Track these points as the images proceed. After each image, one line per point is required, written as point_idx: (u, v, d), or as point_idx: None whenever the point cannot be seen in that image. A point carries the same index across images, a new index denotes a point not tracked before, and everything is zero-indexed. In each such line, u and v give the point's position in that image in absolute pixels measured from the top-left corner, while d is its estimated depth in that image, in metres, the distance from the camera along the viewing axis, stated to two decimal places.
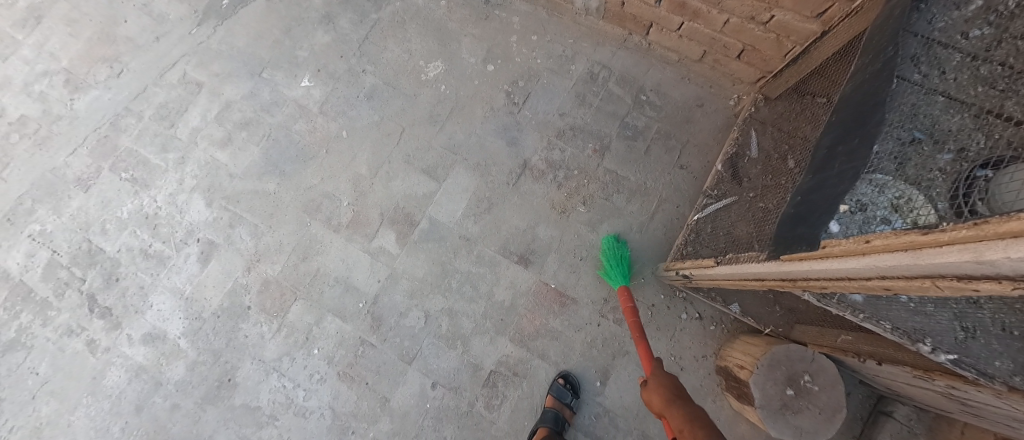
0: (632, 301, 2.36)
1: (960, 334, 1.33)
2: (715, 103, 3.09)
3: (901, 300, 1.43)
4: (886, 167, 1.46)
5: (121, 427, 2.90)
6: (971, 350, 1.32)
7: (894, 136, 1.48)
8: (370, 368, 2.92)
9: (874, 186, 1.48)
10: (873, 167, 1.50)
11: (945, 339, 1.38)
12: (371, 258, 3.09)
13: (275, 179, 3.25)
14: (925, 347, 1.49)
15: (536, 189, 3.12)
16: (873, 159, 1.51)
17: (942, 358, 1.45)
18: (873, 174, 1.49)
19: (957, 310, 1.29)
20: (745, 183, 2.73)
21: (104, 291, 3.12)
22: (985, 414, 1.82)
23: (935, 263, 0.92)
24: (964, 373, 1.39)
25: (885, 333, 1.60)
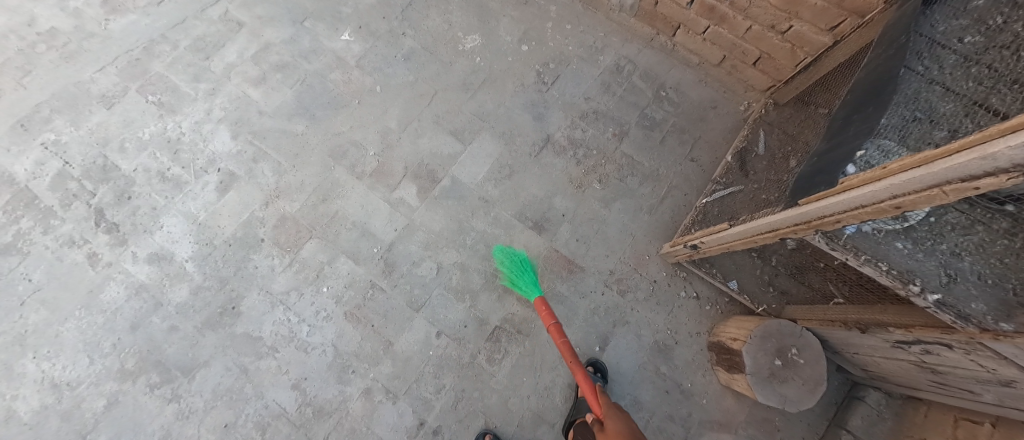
0: (554, 317, 2.16)
1: (944, 278, 1.52)
2: (727, 106, 3.38)
3: (899, 247, 1.62)
4: (892, 136, 1.71)
5: (113, 343, 2.84)
6: (953, 292, 1.51)
7: (900, 113, 1.71)
8: (378, 312, 2.97)
9: (880, 150, 1.73)
10: (880, 136, 1.75)
11: (931, 281, 1.53)
12: (390, 208, 3.17)
13: (303, 122, 3.31)
14: (914, 289, 1.55)
15: (556, 163, 3.30)
16: (880, 130, 1.76)
17: (927, 301, 1.53)
18: (880, 141, 1.74)
19: (944, 258, 1.53)
20: (751, 175, 3.01)
21: (114, 207, 3.09)
22: (950, 384, 2.08)
23: (944, 170, 1.15)
24: (945, 314, 1.50)
25: (879, 275, 1.62)
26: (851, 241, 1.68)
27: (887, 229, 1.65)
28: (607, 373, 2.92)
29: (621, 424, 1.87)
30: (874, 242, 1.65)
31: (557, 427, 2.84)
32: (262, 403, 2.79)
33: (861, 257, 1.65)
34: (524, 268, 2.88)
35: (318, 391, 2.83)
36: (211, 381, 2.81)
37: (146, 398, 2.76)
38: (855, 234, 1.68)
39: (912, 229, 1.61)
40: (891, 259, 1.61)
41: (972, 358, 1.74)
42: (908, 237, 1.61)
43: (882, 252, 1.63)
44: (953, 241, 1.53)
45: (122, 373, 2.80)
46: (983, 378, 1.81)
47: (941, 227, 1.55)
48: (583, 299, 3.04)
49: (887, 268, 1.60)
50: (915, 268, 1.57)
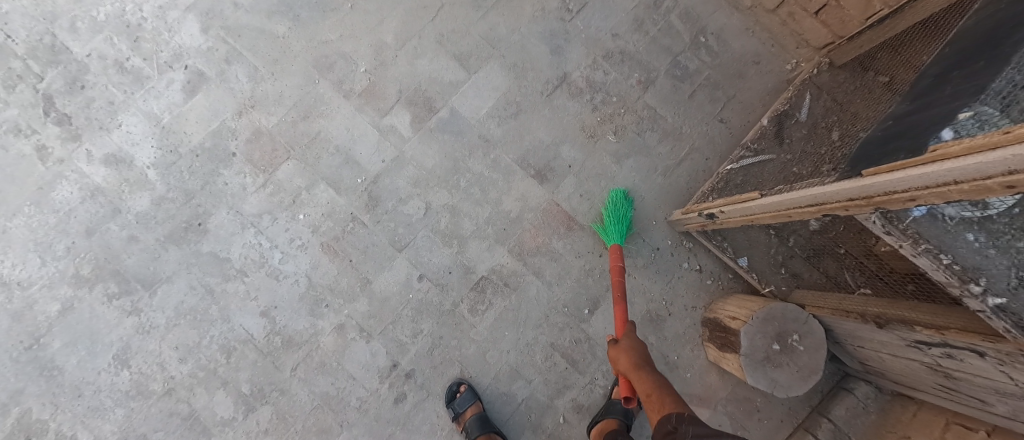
0: (622, 262, 2.32)
1: (1013, 281, 1.34)
2: (771, 63, 3.01)
3: (970, 239, 1.39)
4: (994, 104, 1.36)
5: (67, 247, 2.62)
6: (1020, 298, 1.35)
7: (1011, 76, 1.36)
8: (357, 247, 2.75)
9: (974, 120, 1.38)
10: (981, 102, 1.40)
11: (998, 283, 1.35)
12: (379, 135, 2.83)
13: (286, 23, 2.86)
14: (974, 289, 1.37)
15: (570, 106, 2.94)
16: (982, 96, 1.41)
17: (984, 304, 1.38)
18: (978, 110, 1.39)
19: (1019, 258, 1.32)
20: (785, 144, 2.69)
21: (65, 96, 2.72)
22: (961, 389, 1.94)
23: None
24: (999, 321, 1.37)
25: (935, 270, 1.43)
26: (914, 227, 1.44)
27: (962, 216, 1.39)
28: (593, 337, 2.78)
29: (636, 341, 1.85)
30: (940, 230, 1.42)
31: (534, 384, 2.73)
32: (227, 327, 2.63)
33: (921, 246, 1.43)
34: (622, 222, 2.70)
35: (288, 321, 2.67)
36: (174, 298, 2.63)
37: (104, 309, 2.60)
38: (921, 219, 1.44)
39: (989, 219, 1.36)
40: (957, 251, 1.40)
41: (1004, 369, 1.59)
42: (982, 229, 1.37)
43: (947, 243, 1.41)
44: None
45: (77, 279, 2.60)
46: (1006, 390, 1.68)
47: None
48: (578, 258, 2.83)
49: (949, 263, 1.40)
50: (982, 266, 1.37)
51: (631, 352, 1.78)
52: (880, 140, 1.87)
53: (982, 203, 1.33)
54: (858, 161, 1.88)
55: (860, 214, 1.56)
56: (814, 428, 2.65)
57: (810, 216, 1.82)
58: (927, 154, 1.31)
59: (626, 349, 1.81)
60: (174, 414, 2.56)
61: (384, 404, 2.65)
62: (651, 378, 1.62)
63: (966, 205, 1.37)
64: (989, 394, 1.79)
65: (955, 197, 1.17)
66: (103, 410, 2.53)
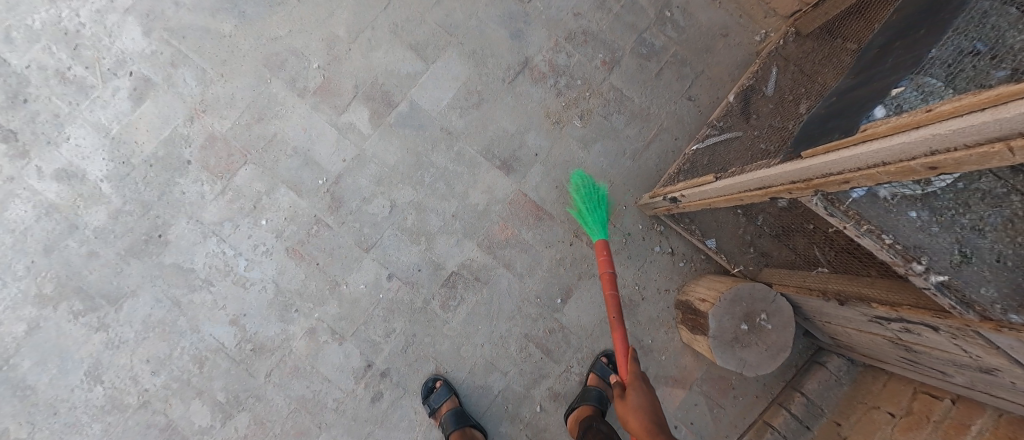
0: (611, 267, 2.19)
1: (956, 258, 1.31)
2: (739, 36, 2.93)
3: (911, 217, 1.35)
4: (937, 74, 1.31)
5: (26, 266, 2.57)
6: (963, 274, 1.32)
7: (954, 44, 1.30)
8: (323, 250, 2.71)
9: (918, 92, 1.33)
10: (924, 73, 1.35)
11: (940, 260, 1.32)
12: (338, 134, 2.76)
13: (231, 20, 2.75)
14: (917, 267, 1.35)
15: (533, 92, 2.86)
16: (924, 66, 1.37)
17: (928, 282, 1.34)
18: (921, 81, 1.35)
19: (961, 234, 1.28)
20: (752, 120, 2.63)
21: (7, 111, 2.61)
22: (922, 361, 1.92)
23: (1017, 114, 0.80)
24: (944, 298, 1.34)
25: (879, 251, 1.40)
26: (855, 208, 1.40)
27: (903, 194, 1.34)
28: (566, 326, 2.76)
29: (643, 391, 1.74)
30: (881, 210, 1.38)
31: (509, 376, 2.73)
32: (198, 337, 2.62)
33: (863, 227, 1.40)
34: (600, 205, 2.70)
35: (259, 328, 2.65)
36: (141, 311, 2.61)
37: (71, 326, 2.57)
38: (862, 200, 1.40)
39: (931, 196, 1.30)
40: (899, 230, 1.37)
41: (957, 342, 1.57)
42: (925, 206, 1.32)
43: (890, 222, 1.38)
44: (979, 214, 1.23)
45: (41, 298, 2.56)
46: (961, 362, 1.67)
47: (970, 195, 1.23)
48: (549, 249, 2.80)
49: (892, 242, 1.37)
50: (924, 244, 1.34)
51: (639, 413, 1.65)
52: (824, 116, 1.84)
53: (923, 181, 1.27)
54: (805, 138, 1.85)
55: (802, 197, 1.57)
56: (788, 403, 2.66)
57: (758, 199, 1.82)
58: (859, 134, 1.33)
59: (634, 409, 1.67)
60: (153, 426, 2.57)
61: (361, 403, 2.65)
62: None
63: (907, 184, 1.31)
64: (948, 365, 1.78)
65: (883, 178, 1.19)
66: (79, 425, 2.53)
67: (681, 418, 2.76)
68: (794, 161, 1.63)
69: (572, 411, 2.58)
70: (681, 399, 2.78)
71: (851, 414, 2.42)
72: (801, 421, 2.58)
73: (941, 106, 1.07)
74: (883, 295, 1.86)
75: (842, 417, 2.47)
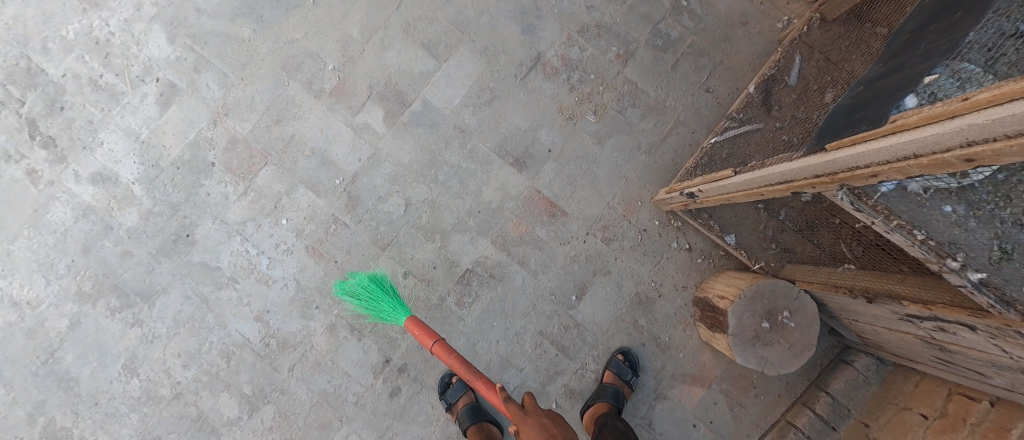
0: (435, 337, 2.03)
1: (995, 255, 1.21)
2: (760, 23, 2.83)
3: (946, 211, 1.24)
4: (976, 59, 1.21)
5: (67, 265, 2.72)
6: (1003, 272, 1.22)
7: (996, 26, 1.20)
8: (340, 248, 2.77)
9: (955, 79, 1.24)
10: (961, 58, 1.26)
11: (978, 257, 1.23)
12: (353, 134, 2.81)
13: (250, 25, 2.82)
14: (952, 264, 1.26)
15: (546, 88, 2.83)
16: (961, 51, 1.28)
17: (964, 281, 1.26)
18: (958, 68, 1.25)
19: (1001, 229, 1.16)
20: (774, 111, 2.52)
21: (46, 119, 2.76)
22: (959, 362, 1.81)
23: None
24: (982, 297, 1.25)
25: (910, 247, 1.32)
26: (884, 203, 1.34)
27: (937, 188, 1.23)
28: (582, 323, 2.75)
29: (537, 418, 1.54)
30: (913, 205, 1.30)
31: (525, 372, 2.73)
32: (225, 333, 2.73)
33: (893, 223, 1.33)
34: (379, 297, 2.52)
35: (281, 324, 2.74)
36: (172, 308, 2.73)
37: (109, 322, 2.72)
38: (891, 194, 1.32)
39: (969, 189, 1.18)
40: (932, 226, 1.27)
41: (997, 343, 1.48)
42: (961, 199, 1.21)
43: (922, 217, 1.29)
44: (1021, 207, 1.11)
45: (81, 295, 2.72)
46: (1002, 363, 1.58)
47: (1011, 187, 1.10)
48: (563, 245, 2.78)
49: (924, 238, 1.28)
50: (961, 240, 1.24)
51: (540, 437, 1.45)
52: (851, 106, 1.76)
53: (958, 173, 1.14)
54: (830, 130, 1.77)
55: (827, 192, 1.50)
56: (813, 403, 2.58)
57: (779, 195, 1.76)
58: (887, 126, 1.26)
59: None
60: (185, 417, 2.69)
61: (380, 398, 2.71)
62: None
63: (941, 176, 1.19)
64: (989, 367, 1.68)
65: (914, 172, 1.12)
66: (119, 415, 2.68)
67: (700, 417, 2.72)
68: (817, 154, 1.56)
69: (588, 408, 2.57)
70: (699, 397, 2.73)
71: (881, 415, 2.33)
72: (826, 421, 2.51)
73: (978, 95, 0.99)
74: (916, 293, 1.74)
75: (870, 418, 2.37)
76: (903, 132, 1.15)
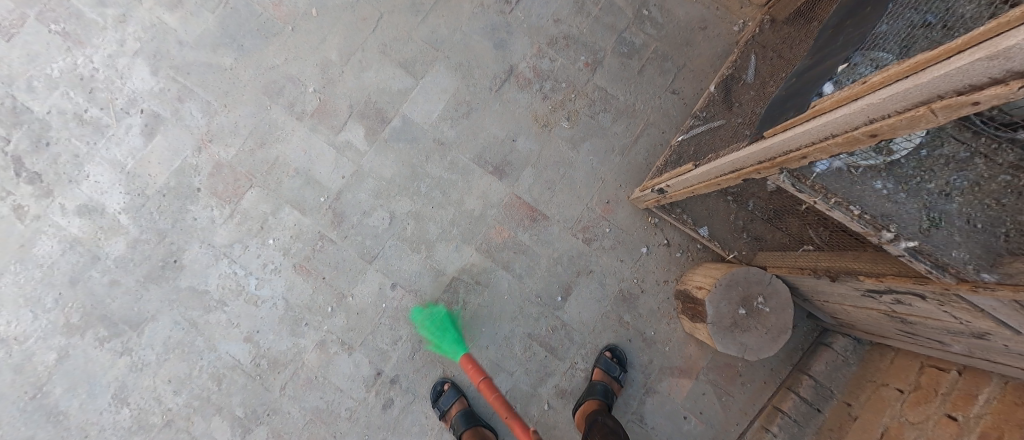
0: (482, 373, 2.26)
1: (924, 223, 1.32)
2: (717, 28, 3.00)
3: (877, 186, 1.36)
4: (891, 49, 1.34)
5: (55, 298, 2.73)
6: (932, 239, 1.32)
7: (905, 18, 1.34)
8: (327, 264, 2.82)
9: (873, 67, 1.36)
10: (875, 48, 1.38)
11: (909, 227, 1.33)
12: (336, 153, 2.89)
13: (231, 54, 2.92)
14: (887, 235, 1.35)
15: (519, 98, 2.95)
16: (875, 41, 1.40)
17: (899, 250, 1.35)
18: (874, 56, 1.37)
19: (928, 200, 1.31)
20: (735, 108, 2.65)
21: (32, 155, 2.80)
22: (922, 333, 1.89)
23: (936, 77, 0.85)
24: (919, 264, 1.33)
25: (850, 222, 1.39)
26: (821, 182, 1.42)
27: (867, 165, 1.36)
28: (569, 323, 2.80)
29: None
30: (847, 182, 1.39)
31: (516, 375, 2.77)
32: (215, 356, 2.74)
33: (832, 200, 1.40)
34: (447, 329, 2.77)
35: (272, 343, 2.75)
36: (161, 334, 2.74)
37: (97, 352, 2.72)
38: (826, 174, 1.41)
39: (896, 165, 1.33)
40: (866, 201, 1.37)
41: (946, 309, 1.57)
42: (890, 176, 1.35)
43: (856, 194, 1.38)
44: (944, 179, 1.28)
45: (69, 328, 2.72)
46: (955, 330, 1.66)
47: (934, 162, 1.28)
48: (546, 248, 2.85)
49: (861, 213, 1.36)
50: (892, 212, 1.34)
51: None
52: (784, 97, 1.88)
53: (885, 150, 1.30)
54: (768, 118, 1.88)
55: (772, 176, 1.58)
56: (796, 386, 2.63)
57: (733, 182, 1.85)
58: (811, 111, 1.36)
59: None
60: None
61: (373, 411, 2.72)
62: None
63: (869, 155, 1.33)
64: (948, 336, 1.75)
65: (835, 151, 1.21)
66: None
67: (690, 408, 2.76)
68: (758, 142, 1.65)
69: (579, 406, 2.62)
70: (688, 388, 2.78)
71: (861, 393, 2.39)
72: (811, 404, 2.56)
73: (874, 77, 1.11)
74: (871, 268, 1.81)
75: (851, 397, 2.44)
76: (821, 115, 1.26)
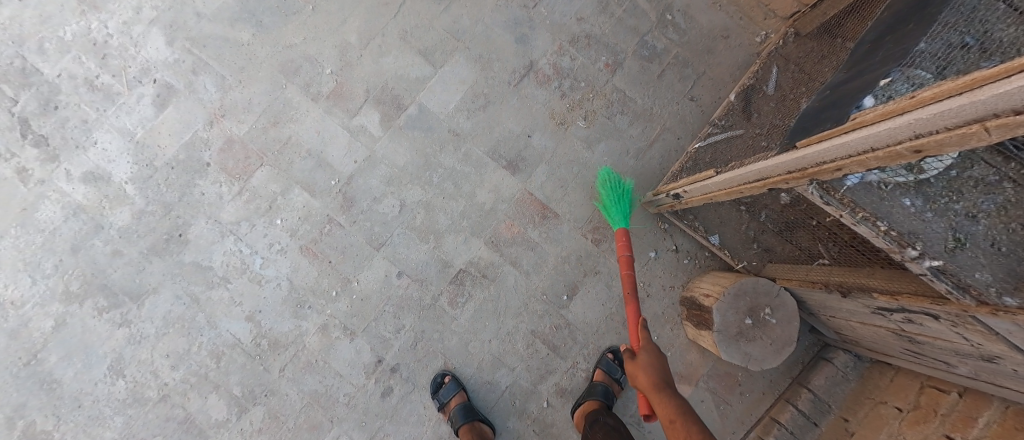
0: (630, 251, 2.27)
1: (950, 243, 1.31)
2: (740, 37, 3.00)
3: (905, 203, 1.35)
4: (928, 67, 1.34)
5: (55, 265, 2.69)
6: (956, 260, 1.33)
7: (945, 37, 1.33)
8: (334, 248, 2.79)
9: (909, 84, 1.37)
10: (914, 66, 1.39)
11: (934, 245, 1.33)
12: (350, 136, 2.86)
13: (249, 29, 2.88)
14: (911, 253, 1.37)
15: (538, 95, 2.94)
16: (915, 59, 1.40)
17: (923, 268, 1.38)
18: (912, 74, 1.38)
19: (955, 220, 1.29)
20: (754, 118, 2.65)
21: (39, 118, 2.75)
22: (929, 352, 1.91)
23: (991, 96, 0.85)
24: (940, 283, 1.37)
25: (875, 238, 1.42)
26: (850, 195, 1.42)
27: (896, 182, 1.35)
28: (573, 322, 2.80)
29: (654, 355, 1.78)
30: (876, 197, 1.39)
31: (517, 372, 2.77)
32: (216, 333, 2.71)
33: (859, 215, 1.41)
34: (623, 199, 2.68)
35: (274, 324, 2.73)
36: (162, 308, 2.71)
37: (95, 322, 2.68)
38: (856, 188, 1.41)
39: (925, 183, 1.31)
40: (893, 217, 1.37)
41: (958, 331, 1.58)
42: (919, 193, 1.33)
43: (883, 209, 1.38)
44: (972, 200, 1.25)
45: (67, 296, 2.68)
46: (964, 352, 1.68)
47: (962, 183, 1.24)
48: (555, 246, 2.85)
49: (888, 229, 1.38)
50: (919, 230, 1.34)
51: (649, 369, 1.73)
52: (817, 109, 1.90)
53: (914, 168, 1.27)
54: (801, 129, 1.90)
55: (801, 186, 1.60)
56: (795, 399, 2.65)
57: (757, 191, 1.86)
58: (850, 123, 1.37)
59: (645, 364, 1.75)
60: (172, 419, 2.65)
61: (372, 398, 2.71)
62: (668, 402, 1.59)
63: (899, 171, 1.31)
64: (957, 358, 1.76)
65: (874, 164, 1.23)
66: (102, 418, 2.62)
67: None
68: (790, 151, 1.66)
69: (578, 406, 2.62)
70: (687, 395, 2.79)
71: (859, 410, 2.41)
72: (808, 417, 2.57)
73: (924, 92, 1.11)
74: (885, 285, 1.84)
75: (849, 413, 2.46)
76: (863, 128, 1.26)
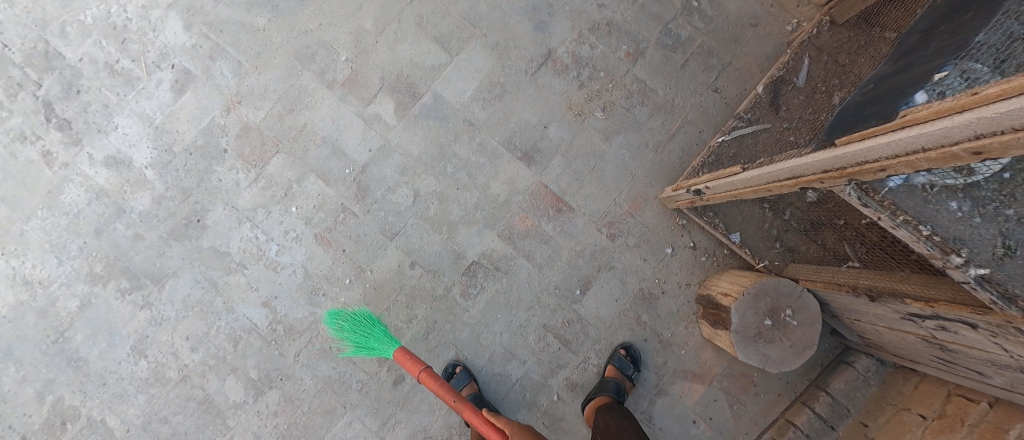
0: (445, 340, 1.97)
1: (998, 250, 1.24)
2: (769, 26, 2.86)
3: (952, 207, 1.27)
4: (984, 60, 1.24)
5: (79, 247, 2.76)
6: (1005, 268, 1.25)
7: (1004, 27, 1.23)
8: (348, 237, 2.80)
9: (963, 79, 1.27)
10: (969, 59, 1.29)
11: (981, 252, 1.26)
12: (364, 125, 2.84)
13: (265, 14, 2.85)
14: (955, 259, 1.29)
15: (555, 84, 2.86)
16: (971, 52, 1.30)
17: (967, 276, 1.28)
18: (967, 67, 1.28)
19: (1006, 226, 1.21)
20: (782, 112, 2.54)
21: (63, 102, 2.80)
22: (961, 361, 1.83)
23: None
24: (984, 293, 1.28)
25: (916, 243, 1.33)
26: (891, 197, 1.34)
27: (944, 184, 1.26)
28: (585, 317, 2.78)
29: None
30: (920, 200, 1.32)
31: (527, 365, 2.76)
32: (233, 318, 2.76)
33: (899, 218, 1.34)
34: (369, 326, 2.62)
35: (289, 311, 2.77)
36: (181, 291, 2.77)
37: (118, 303, 2.75)
38: (898, 189, 1.34)
39: (974, 186, 1.23)
40: (938, 221, 1.30)
41: (996, 341, 1.50)
42: (967, 197, 1.25)
43: (927, 213, 1.31)
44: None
45: (92, 276, 2.75)
46: (1000, 362, 1.60)
47: (1015, 187, 1.16)
48: (569, 240, 2.81)
49: (931, 234, 1.30)
50: (965, 236, 1.27)
51: None
52: (858, 105, 1.80)
53: (965, 169, 1.19)
54: (839, 126, 1.81)
55: (836, 187, 1.52)
56: (812, 402, 2.60)
57: (787, 190, 1.78)
58: (897, 121, 1.29)
59: None
60: (191, 399, 2.73)
61: (384, 386, 2.75)
62: None
63: (948, 172, 1.23)
64: (993, 368, 1.68)
65: (924, 165, 1.15)
66: (126, 396, 2.72)
67: (700, 413, 2.75)
68: (825, 149, 1.58)
69: (589, 401, 2.60)
70: (700, 394, 2.75)
71: (879, 415, 2.34)
72: (826, 420, 2.52)
73: (988, 89, 1.02)
74: (919, 290, 1.76)
75: (868, 418, 2.39)
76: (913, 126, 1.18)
